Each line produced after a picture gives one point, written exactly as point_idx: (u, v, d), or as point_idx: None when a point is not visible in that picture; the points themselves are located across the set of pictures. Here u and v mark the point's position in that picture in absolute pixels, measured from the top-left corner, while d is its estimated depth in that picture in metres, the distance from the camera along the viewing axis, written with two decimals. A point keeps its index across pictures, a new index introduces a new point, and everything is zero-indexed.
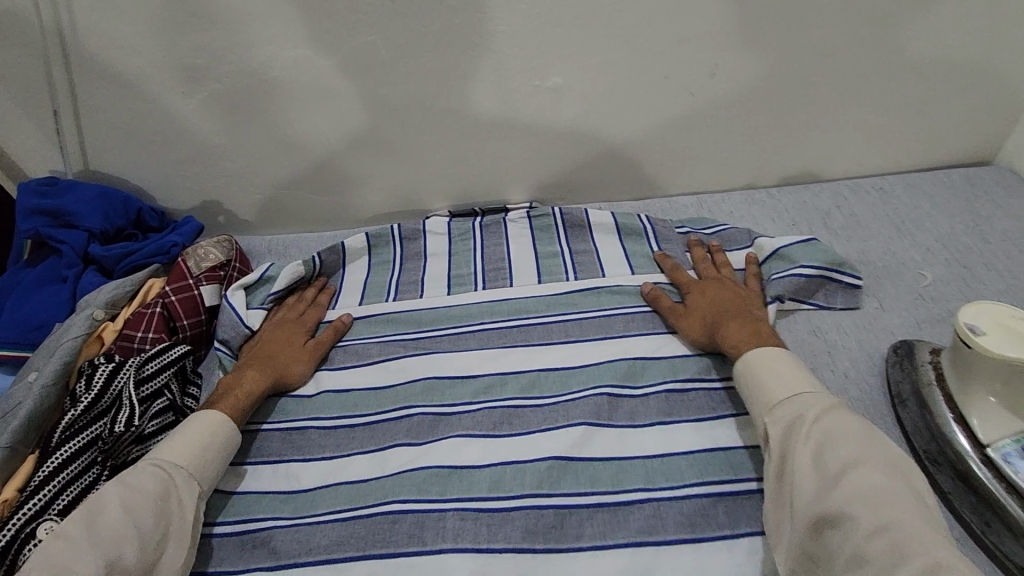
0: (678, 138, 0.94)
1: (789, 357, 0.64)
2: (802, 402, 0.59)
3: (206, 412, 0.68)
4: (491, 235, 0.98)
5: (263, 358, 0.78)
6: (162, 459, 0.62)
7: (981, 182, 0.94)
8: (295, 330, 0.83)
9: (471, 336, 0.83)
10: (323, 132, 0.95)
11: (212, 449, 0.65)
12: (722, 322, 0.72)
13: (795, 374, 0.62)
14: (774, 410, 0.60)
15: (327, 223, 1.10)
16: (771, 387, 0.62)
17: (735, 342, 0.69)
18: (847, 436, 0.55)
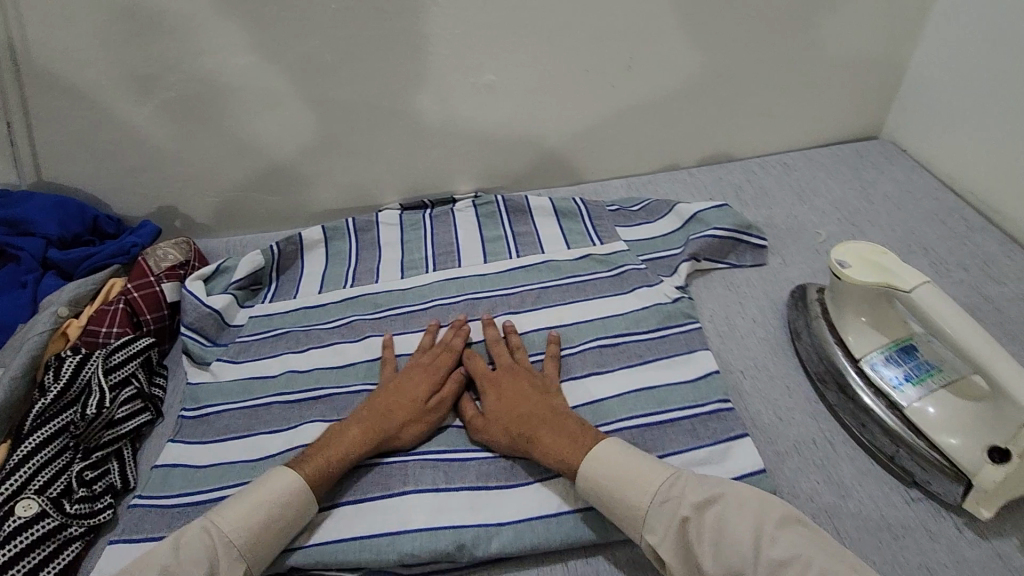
0: (604, 126, 1.04)
1: (631, 454, 0.62)
2: (660, 505, 0.58)
3: (281, 481, 0.63)
4: (440, 223, 1.05)
5: (376, 418, 0.70)
6: (213, 524, 0.59)
7: (868, 154, 1.08)
8: (423, 382, 0.74)
9: (424, 314, 0.90)
10: (275, 134, 1.01)
11: (273, 524, 0.61)
12: (529, 433, 0.66)
13: (638, 477, 0.60)
14: (644, 524, 0.58)
15: (283, 223, 1.15)
16: (623, 502, 0.60)
17: (563, 456, 0.64)
18: (735, 534, 0.55)
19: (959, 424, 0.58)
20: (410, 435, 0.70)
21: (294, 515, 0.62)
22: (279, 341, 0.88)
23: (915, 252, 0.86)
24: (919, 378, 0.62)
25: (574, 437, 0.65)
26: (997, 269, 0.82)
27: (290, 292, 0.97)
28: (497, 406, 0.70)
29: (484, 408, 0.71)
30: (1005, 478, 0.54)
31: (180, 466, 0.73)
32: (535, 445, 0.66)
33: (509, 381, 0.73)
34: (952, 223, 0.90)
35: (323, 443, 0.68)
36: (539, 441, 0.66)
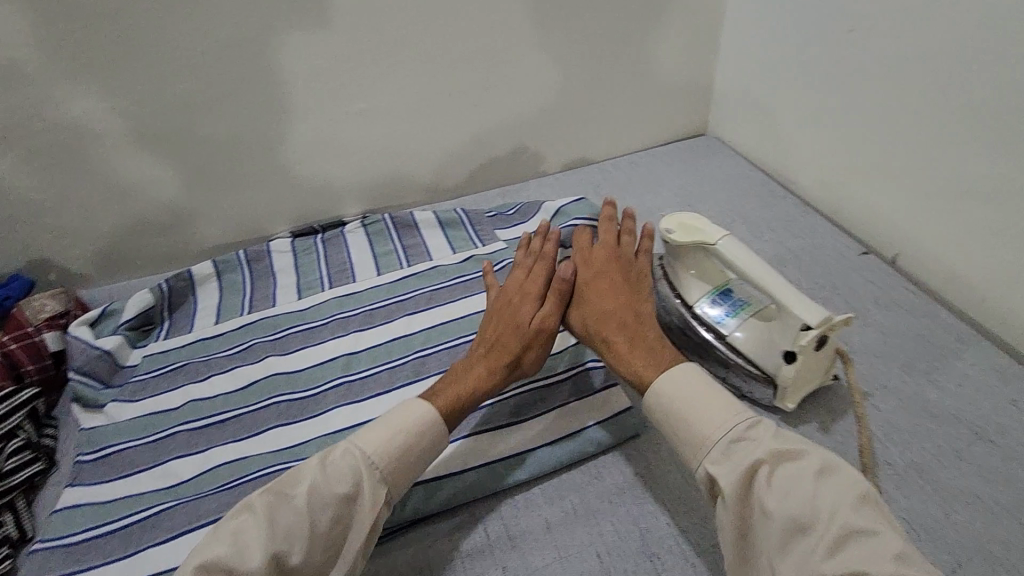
0: (473, 141, 1.16)
1: (702, 387, 0.61)
2: (736, 449, 0.56)
3: (419, 412, 0.64)
4: (332, 245, 1.11)
5: (495, 352, 0.72)
6: (359, 449, 0.60)
7: (697, 148, 1.28)
8: (519, 304, 0.76)
9: (326, 328, 0.94)
10: (153, 175, 1.02)
11: (410, 453, 0.62)
12: (614, 335, 0.69)
13: (712, 412, 0.58)
14: (708, 458, 0.57)
15: (170, 264, 1.14)
16: (692, 429, 0.59)
17: (635, 370, 0.66)
18: (807, 490, 0.51)
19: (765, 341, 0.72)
20: (540, 351, 0.73)
21: (423, 451, 0.63)
22: (179, 374, 0.89)
23: (736, 221, 1.05)
24: (736, 311, 0.76)
25: (655, 356, 0.66)
26: (796, 226, 1.02)
27: (185, 327, 0.98)
28: (593, 301, 0.73)
29: (589, 296, 0.74)
30: (794, 375, 0.69)
31: (83, 504, 0.73)
32: (614, 348, 0.69)
33: (615, 278, 0.75)
34: (762, 195, 1.11)
35: (453, 378, 0.70)
36: (619, 347, 0.68)
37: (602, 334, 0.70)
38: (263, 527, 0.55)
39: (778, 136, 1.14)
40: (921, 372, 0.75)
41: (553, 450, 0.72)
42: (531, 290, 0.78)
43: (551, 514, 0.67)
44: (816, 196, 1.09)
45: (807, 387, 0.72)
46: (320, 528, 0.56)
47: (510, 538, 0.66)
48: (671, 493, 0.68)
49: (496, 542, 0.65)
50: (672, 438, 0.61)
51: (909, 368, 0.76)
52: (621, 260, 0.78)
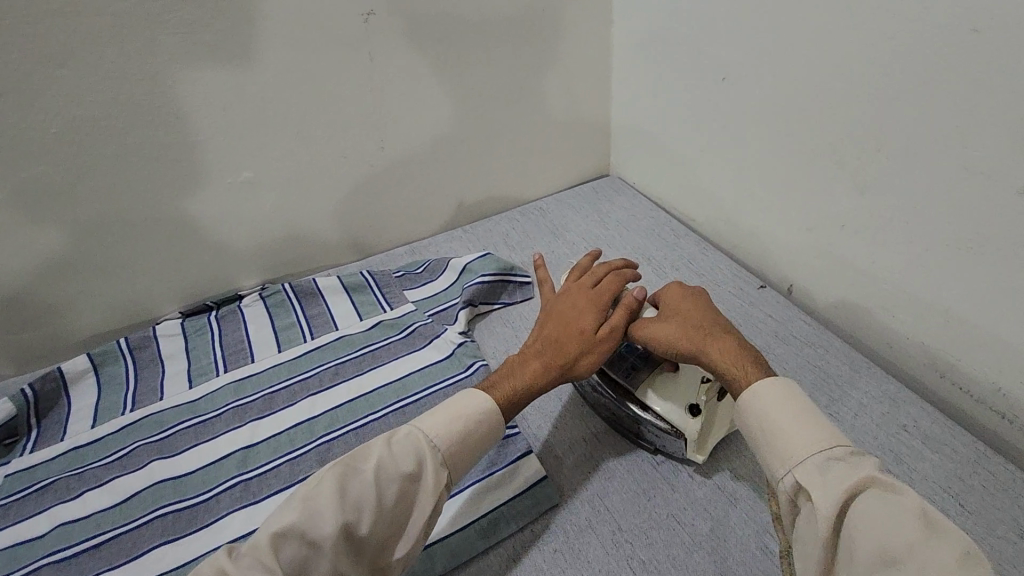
0: (374, 201, 1.13)
1: (800, 406, 0.57)
2: (834, 471, 0.51)
3: (472, 401, 0.64)
4: (228, 323, 1.03)
5: (555, 350, 0.71)
6: (423, 430, 0.60)
7: (602, 189, 1.30)
8: (591, 306, 0.75)
9: (220, 420, 0.87)
10: (11, 266, 0.92)
11: (467, 437, 0.62)
12: (705, 337, 0.66)
13: (813, 429, 0.54)
14: (800, 471, 0.53)
15: (40, 360, 1.03)
16: (789, 438, 0.55)
17: (738, 371, 0.62)
18: (908, 529, 0.45)
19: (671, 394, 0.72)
20: (594, 359, 0.71)
21: (484, 438, 0.63)
22: (45, 494, 0.78)
23: (641, 262, 1.07)
24: (645, 364, 0.75)
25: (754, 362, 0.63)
26: (698, 264, 1.05)
27: (56, 435, 0.87)
28: (685, 314, 0.71)
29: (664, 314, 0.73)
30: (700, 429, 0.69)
31: None
32: (708, 350, 0.65)
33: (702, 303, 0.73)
34: (664, 234, 1.13)
35: (511, 373, 0.69)
36: (711, 347, 0.65)
37: (692, 341, 0.67)
38: (336, 495, 0.54)
39: (674, 176, 1.17)
40: (821, 406, 0.77)
41: (468, 535, 0.68)
42: (593, 300, 0.76)
43: None
44: (714, 232, 1.12)
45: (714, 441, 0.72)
46: (385, 503, 0.56)
47: None
48: (591, 565, 0.65)
49: None
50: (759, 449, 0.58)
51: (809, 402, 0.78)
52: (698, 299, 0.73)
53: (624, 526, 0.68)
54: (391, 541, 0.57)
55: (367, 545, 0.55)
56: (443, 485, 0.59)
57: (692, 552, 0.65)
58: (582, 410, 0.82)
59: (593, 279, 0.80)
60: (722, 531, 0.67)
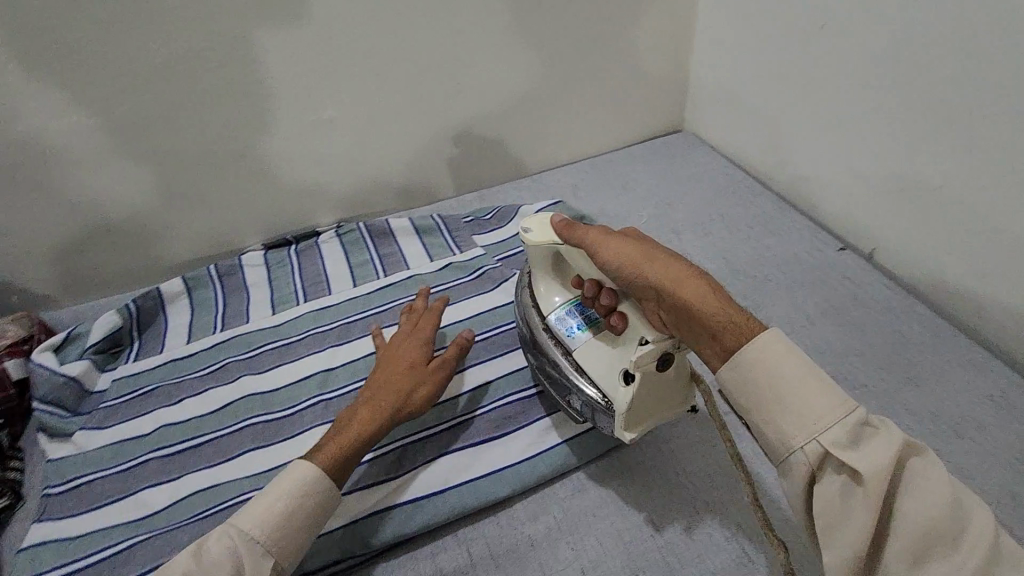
0: (446, 145, 1.14)
1: (804, 364, 0.49)
2: (874, 441, 0.46)
3: (297, 467, 0.59)
4: (306, 256, 1.08)
5: (377, 392, 0.69)
6: (235, 525, 0.55)
7: (674, 145, 1.27)
8: (406, 355, 0.74)
9: (301, 344, 0.92)
10: (114, 191, 0.99)
11: (293, 518, 0.56)
12: (678, 278, 0.54)
13: (830, 390, 0.47)
14: (829, 438, 0.46)
15: (138, 281, 1.11)
16: (804, 401, 0.48)
17: (723, 320, 0.52)
18: (946, 492, 0.44)
19: (611, 354, 0.63)
20: (427, 388, 0.71)
21: (310, 515, 0.58)
22: (149, 398, 0.86)
23: (714, 219, 1.04)
24: (589, 324, 0.67)
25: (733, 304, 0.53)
26: (774, 224, 1.01)
27: (155, 348, 0.95)
28: (638, 254, 0.58)
29: (622, 246, 0.59)
30: (634, 397, 0.59)
31: (51, 542, 0.70)
32: (681, 297, 0.53)
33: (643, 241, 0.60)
34: (739, 192, 1.10)
35: (346, 418, 0.67)
36: (683, 291, 0.54)
37: (663, 285, 0.55)
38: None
39: (755, 132, 1.13)
40: (901, 371, 0.75)
41: (536, 463, 0.70)
42: (419, 338, 0.76)
43: (535, 530, 0.66)
44: (794, 192, 1.08)
45: (651, 417, 0.62)
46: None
47: (492, 557, 0.64)
48: (654, 502, 0.67)
49: (478, 562, 0.64)
50: (765, 417, 0.50)
51: (887, 366, 0.76)
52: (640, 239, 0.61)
53: (689, 468, 0.69)
54: None
55: None
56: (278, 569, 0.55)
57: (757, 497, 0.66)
58: None
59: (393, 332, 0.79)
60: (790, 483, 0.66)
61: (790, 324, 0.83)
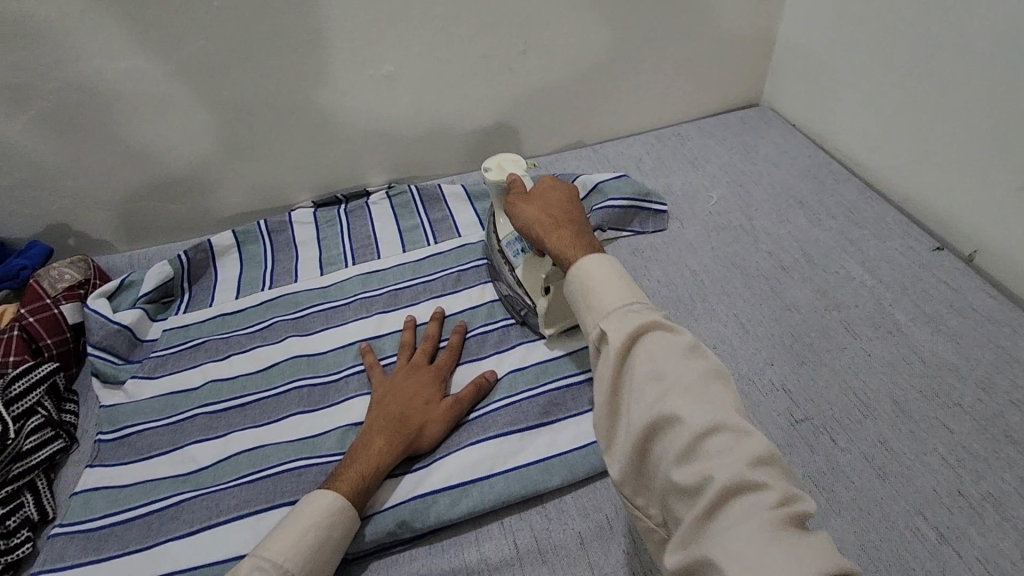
0: (505, 108, 1.08)
1: (619, 272, 0.57)
2: (633, 314, 0.53)
3: (323, 497, 0.59)
4: (356, 217, 1.05)
5: (392, 424, 0.67)
6: (268, 561, 0.54)
7: (750, 119, 1.17)
8: (423, 385, 0.72)
9: (349, 308, 0.90)
10: (169, 138, 0.97)
11: (322, 549, 0.57)
12: (541, 227, 0.66)
13: (622, 286, 0.55)
14: (605, 323, 0.54)
15: (190, 232, 1.10)
16: (597, 294, 0.56)
17: (560, 254, 0.62)
18: (684, 366, 0.50)
19: (530, 275, 0.77)
20: (438, 426, 0.69)
21: (335, 547, 0.58)
22: (199, 351, 0.86)
23: (793, 205, 0.96)
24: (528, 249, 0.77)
25: (580, 242, 0.62)
26: (860, 214, 0.92)
27: (205, 301, 0.94)
28: (530, 204, 0.69)
29: (519, 202, 0.71)
30: (547, 305, 0.74)
31: (103, 488, 0.71)
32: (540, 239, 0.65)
33: (545, 195, 0.70)
34: (821, 176, 1.01)
35: (356, 450, 0.65)
36: (543, 235, 0.65)
37: (532, 230, 0.67)
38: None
39: (845, 112, 1.02)
40: (1002, 391, 0.68)
41: (588, 455, 0.67)
42: (435, 372, 0.75)
43: (585, 528, 0.63)
44: (886, 180, 0.98)
45: (565, 320, 0.78)
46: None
47: (539, 552, 0.61)
48: None
49: (525, 555, 0.61)
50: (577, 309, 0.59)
51: (986, 385, 0.69)
52: (548, 189, 0.71)
53: None
54: None
55: None
56: None
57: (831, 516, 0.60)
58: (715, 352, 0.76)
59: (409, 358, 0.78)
60: (869, 504, 0.60)
61: (875, 328, 0.76)
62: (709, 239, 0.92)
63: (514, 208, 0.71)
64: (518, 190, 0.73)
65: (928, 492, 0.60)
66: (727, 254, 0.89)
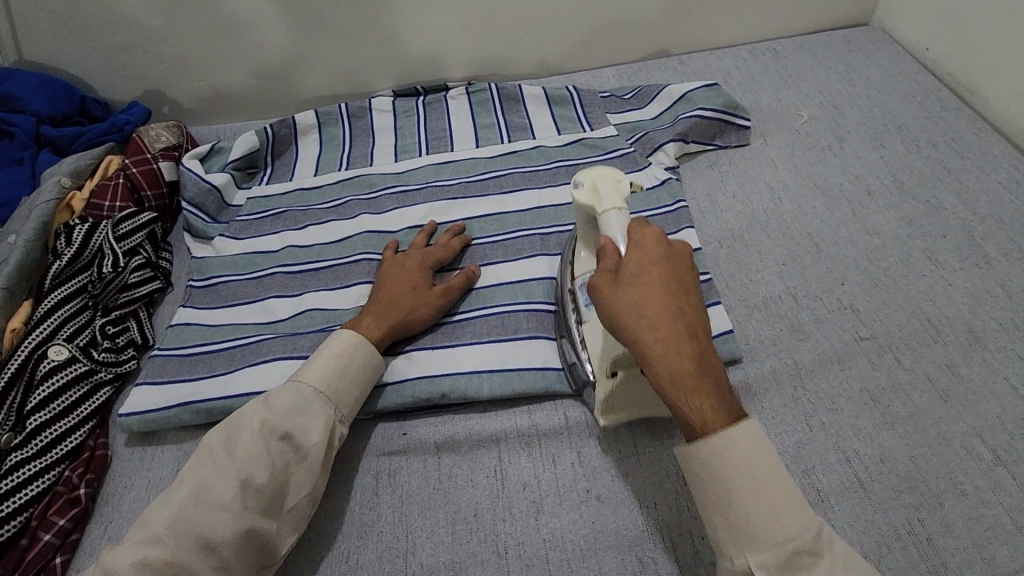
0: (594, 6, 1.03)
1: (769, 465, 0.48)
2: (798, 561, 0.46)
3: (326, 348, 0.63)
4: (432, 109, 1.04)
5: (388, 303, 0.69)
6: (299, 380, 0.61)
7: (857, 38, 1.07)
8: (419, 270, 0.74)
9: (421, 194, 0.91)
10: (258, 10, 0.98)
11: (347, 373, 0.62)
12: (657, 343, 0.50)
13: (777, 493, 0.47)
14: (761, 560, 0.46)
15: (273, 111, 1.14)
16: (751, 519, 0.47)
17: (693, 409, 0.49)
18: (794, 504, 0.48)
19: (599, 344, 0.62)
20: (433, 305, 0.71)
21: (359, 374, 0.63)
22: (279, 219, 0.91)
23: (890, 130, 0.89)
24: None
25: (711, 380, 0.50)
26: (964, 145, 0.86)
27: (286, 176, 0.98)
28: (651, 301, 0.52)
29: (623, 289, 0.53)
30: (610, 392, 0.61)
31: (193, 324, 0.79)
32: (657, 363, 0.50)
33: (658, 288, 0.52)
34: (927, 104, 0.93)
35: (355, 322, 0.68)
36: (656, 357, 0.50)
37: (643, 341, 0.50)
38: (250, 436, 0.57)
39: (969, 34, 0.92)
40: None
41: None
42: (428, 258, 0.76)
43: None
44: (1003, 112, 0.89)
45: (627, 409, 0.62)
46: (293, 440, 0.57)
47: (587, 426, 0.64)
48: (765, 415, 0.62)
49: (574, 428, 0.64)
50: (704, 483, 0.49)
51: None
52: (669, 274, 0.54)
53: (808, 386, 0.64)
54: (291, 480, 0.57)
55: (272, 489, 0.55)
56: (333, 418, 0.60)
57: (887, 428, 0.60)
58: (783, 269, 0.74)
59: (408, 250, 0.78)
60: (926, 422, 0.60)
61: (961, 259, 0.72)
62: (793, 158, 0.88)
63: (613, 288, 0.53)
64: (608, 262, 0.56)
65: (991, 417, 0.60)
66: (812, 174, 0.85)
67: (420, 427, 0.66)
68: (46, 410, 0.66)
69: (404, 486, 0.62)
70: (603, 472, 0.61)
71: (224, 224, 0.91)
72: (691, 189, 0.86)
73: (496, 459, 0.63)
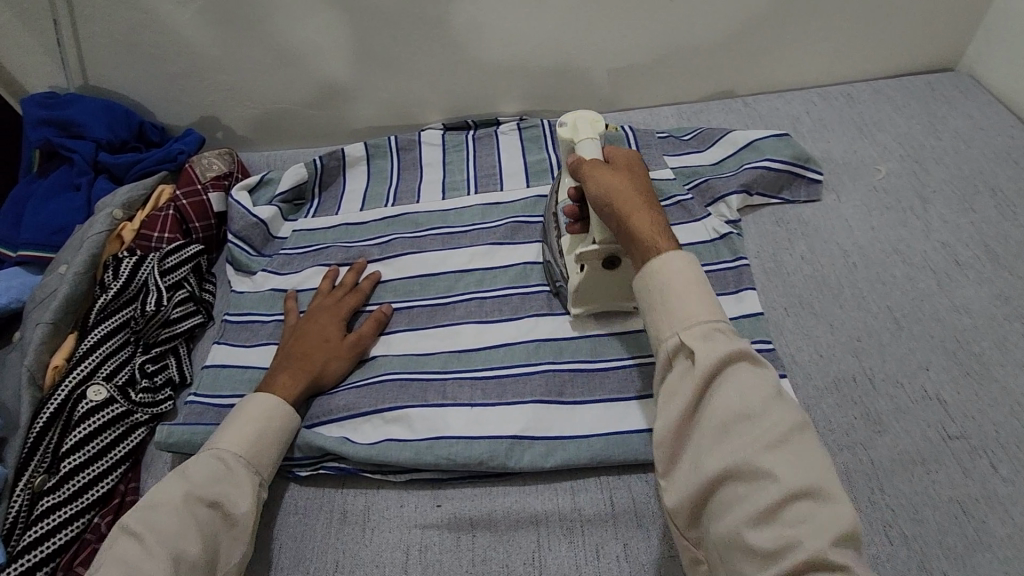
0: (657, 45, 0.99)
1: (699, 283, 0.51)
2: (719, 337, 0.49)
3: (246, 411, 0.62)
4: (483, 144, 1.01)
5: (298, 360, 0.69)
6: (218, 449, 0.60)
7: (943, 84, 0.99)
8: (333, 320, 0.75)
9: (467, 236, 0.88)
10: (316, 42, 0.98)
11: (268, 435, 0.62)
12: (627, 203, 0.56)
13: (705, 297, 0.50)
14: (722, 402, 0.47)
15: (321, 139, 1.14)
16: (682, 305, 0.50)
17: (651, 241, 0.54)
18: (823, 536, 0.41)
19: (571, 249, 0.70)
20: (343, 359, 0.71)
21: (280, 437, 0.63)
22: (319, 255, 0.89)
23: (981, 192, 0.82)
24: None
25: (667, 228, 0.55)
26: None
27: (332, 208, 0.97)
28: (624, 176, 0.60)
29: (601, 169, 0.61)
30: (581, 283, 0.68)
31: (229, 366, 0.77)
32: (630, 217, 0.56)
33: (627, 172, 0.60)
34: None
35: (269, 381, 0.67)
36: (627, 211, 0.56)
37: (612, 199, 0.57)
38: (171, 509, 0.55)
39: None
40: None
41: None
42: (338, 310, 0.76)
43: None
44: None
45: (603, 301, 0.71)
46: (221, 508, 0.57)
47: (636, 514, 0.59)
48: None
49: (621, 516, 0.59)
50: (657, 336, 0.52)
51: None
52: (633, 166, 0.62)
53: (887, 489, 0.57)
54: (224, 552, 0.56)
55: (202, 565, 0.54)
56: (256, 483, 0.60)
57: (983, 549, 0.53)
58: (858, 347, 0.67)
59: (320, 297, 0.79)
60: None
61: None
62: (869, 218, 0.81)
63: (595, 167, 0.61)
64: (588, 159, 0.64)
65: None
66: (891, 238, 0.78)
67: (455, 499, 0.63)
68: (81, 453, 0.65)
69: (435, 565, 0.58)
70: (652, 570, 0.56)
71: (268, 258, 0.90)
72: (754, 246, 0.80)
73: (534, 543, 0.59)
